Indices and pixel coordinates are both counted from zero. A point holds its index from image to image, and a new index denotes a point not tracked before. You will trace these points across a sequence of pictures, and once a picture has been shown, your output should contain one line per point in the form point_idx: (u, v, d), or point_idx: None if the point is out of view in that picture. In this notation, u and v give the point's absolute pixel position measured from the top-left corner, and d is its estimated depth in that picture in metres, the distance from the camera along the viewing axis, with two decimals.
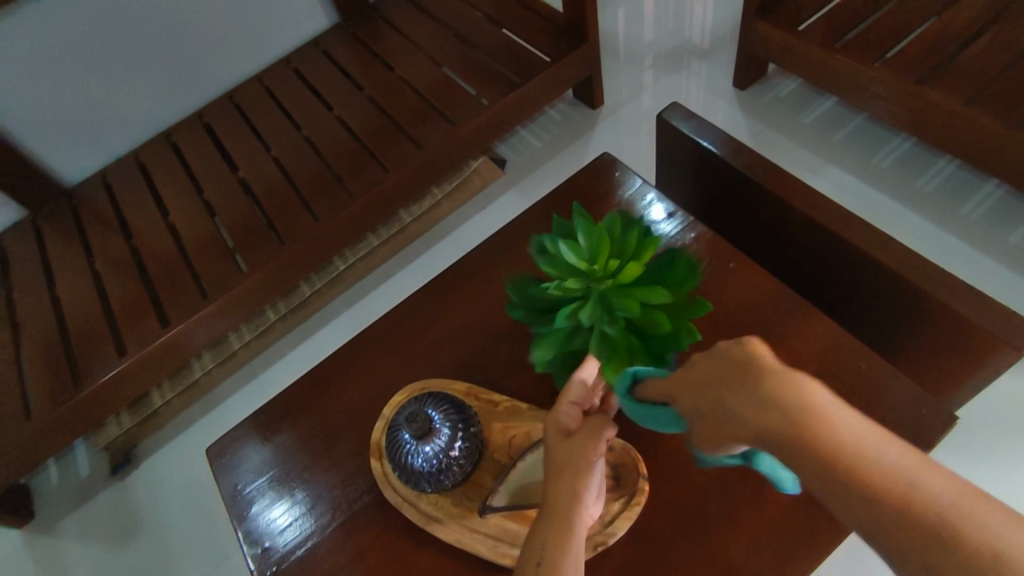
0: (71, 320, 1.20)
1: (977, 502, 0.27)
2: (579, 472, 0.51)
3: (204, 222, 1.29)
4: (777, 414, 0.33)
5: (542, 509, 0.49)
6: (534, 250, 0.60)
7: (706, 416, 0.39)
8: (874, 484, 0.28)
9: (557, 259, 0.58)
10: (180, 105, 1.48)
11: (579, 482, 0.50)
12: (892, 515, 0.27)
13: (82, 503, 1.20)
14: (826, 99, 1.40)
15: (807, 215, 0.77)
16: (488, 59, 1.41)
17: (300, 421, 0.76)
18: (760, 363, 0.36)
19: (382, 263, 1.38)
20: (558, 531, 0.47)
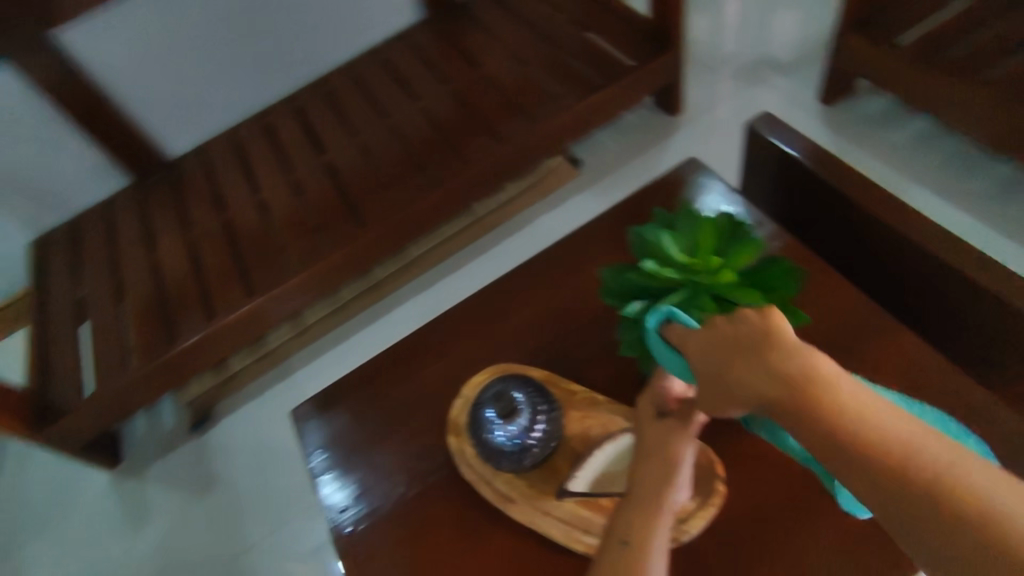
0: (168, 283, 1.29)
1: (940, 452, 0.41)
2: (666, 461, 0.57)
3: (292, 200, 1.36)
4: (821, 405, 0.43)
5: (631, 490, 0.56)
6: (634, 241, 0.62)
7: (717, 388, 0.48)
8: (877, 447, 0.41)
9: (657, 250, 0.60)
10: (275, 89, 1.56)
11: (668, 469, 0.56)
12: (890, 468, 0.40)
13: (164, 454, 1.29)
14: (922, 117, 1.35)
15: (903, 232, 0.75)
16: (572, 60, 1.43)
17: (380, 392, 0.79)
18: (783, 348, 0.45)
19: (454, 253, 1.42)
20: (646, 515, 0.54)
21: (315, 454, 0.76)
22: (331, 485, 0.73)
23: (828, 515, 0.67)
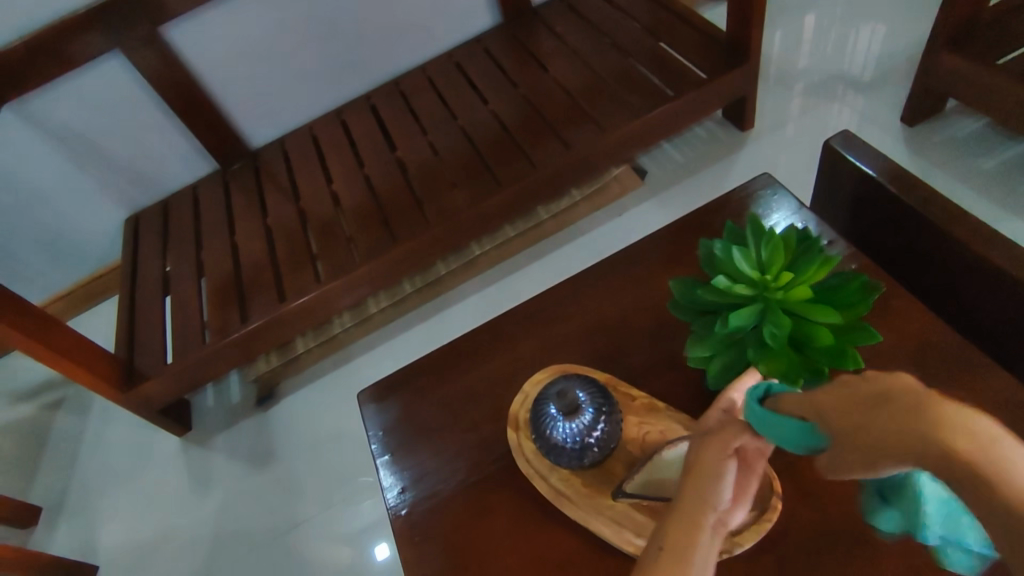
0: (245, 264, 1.36)
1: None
2: (710, 474, 0.51)
3: (363, 193, 1.41)
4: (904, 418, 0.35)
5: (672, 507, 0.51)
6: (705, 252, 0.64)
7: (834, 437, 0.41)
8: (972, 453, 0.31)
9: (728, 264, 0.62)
10: (353, 87, 1.64)
11: (711, 481, 0.51)
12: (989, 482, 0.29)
13: (229, 425, 1.37)
14: (1016, 143, 1.28)
15: (991, 260, 0.72)
16: (642, 70, 1.43)
17: (441, 382, 0.82)
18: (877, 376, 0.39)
19: (514, 254, 1.45)
20: (688, 528, 0.48)
21: (377, 435, 0.79)
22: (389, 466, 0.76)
23: (893, 545, 0.64)
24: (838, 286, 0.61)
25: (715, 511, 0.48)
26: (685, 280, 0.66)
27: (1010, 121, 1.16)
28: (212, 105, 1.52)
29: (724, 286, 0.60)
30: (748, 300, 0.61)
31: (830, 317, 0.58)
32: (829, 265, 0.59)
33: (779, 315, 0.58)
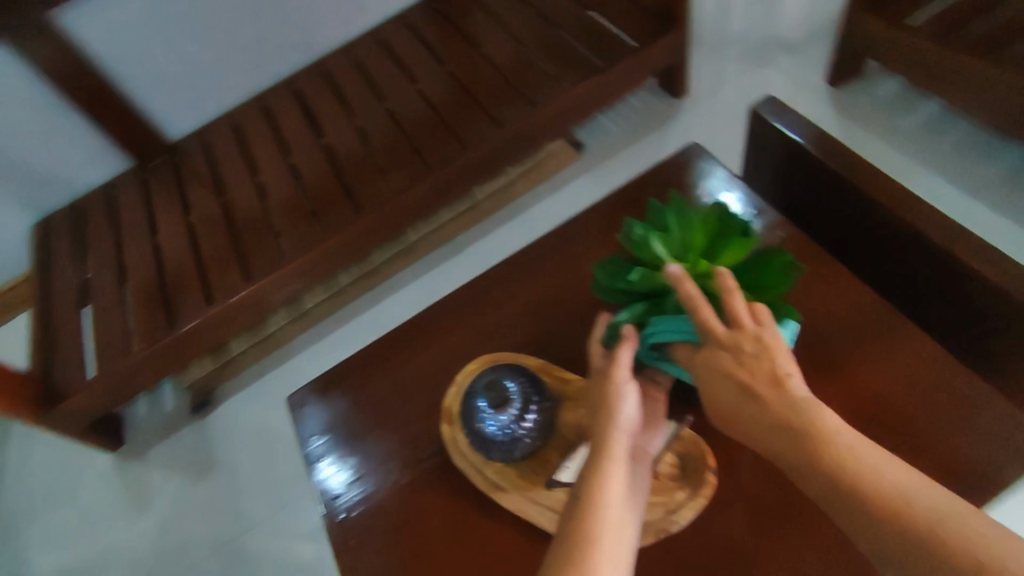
0: (168, 266, 1.29)
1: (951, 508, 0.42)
2: (610, 403, 0.57)
3: (290, 184, 1.35)
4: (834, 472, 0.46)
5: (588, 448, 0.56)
6: (625, 236, 0.62)
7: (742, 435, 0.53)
8: (902, 516, 0.43)
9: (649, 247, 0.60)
10: (273, 71, 1.54)
11: (609, 412, 0.56)
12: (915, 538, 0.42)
13: (166, 436, 1.30)
14: (931, 101, 1.31)
15: (906, 221, 0.73)
16: (574, 42, 1.40)
17: (370, 380, 0.79)
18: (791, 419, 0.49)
19: (453, 238, 1.41)
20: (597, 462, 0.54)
21: (311, 438, 0.76)
22: (325, 470, 0.74)
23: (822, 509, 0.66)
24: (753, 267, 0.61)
25: (621, 434, 0.55)
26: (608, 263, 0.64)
27: (925, 82, 1.19)
28: (118, 97, 1.41)
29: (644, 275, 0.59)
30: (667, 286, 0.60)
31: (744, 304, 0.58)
32: (745, 248, 0.59)
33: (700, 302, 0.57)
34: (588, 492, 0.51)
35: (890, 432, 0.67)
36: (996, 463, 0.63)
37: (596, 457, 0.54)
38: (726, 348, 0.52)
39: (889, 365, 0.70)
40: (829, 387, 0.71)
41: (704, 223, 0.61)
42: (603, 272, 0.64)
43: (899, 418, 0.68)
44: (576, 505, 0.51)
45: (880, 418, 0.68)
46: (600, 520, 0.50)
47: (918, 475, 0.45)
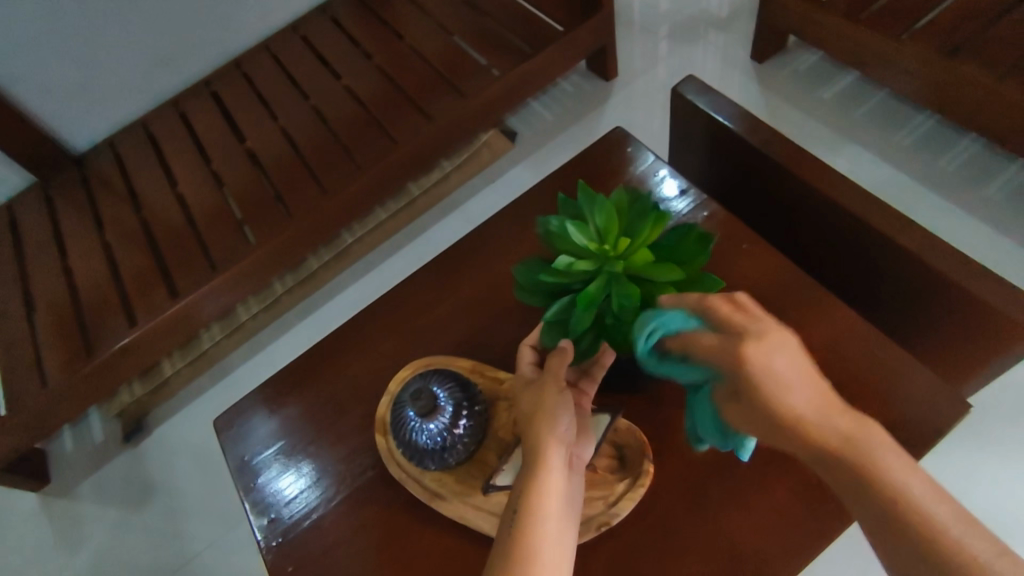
0: (84, 288, 1.21)
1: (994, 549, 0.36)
2: (547, 414, 0.56)
3: (212, 193, 1.28)
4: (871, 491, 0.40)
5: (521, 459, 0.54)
6: (540, 232, 0.59)
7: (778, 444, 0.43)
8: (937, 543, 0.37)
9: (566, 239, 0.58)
10: (186, 73, 1.46)
11: (546, 423, 0.55)
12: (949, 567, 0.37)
13: (97, 468, 1.23)
14: (849, 73, 1.35)
15: (824, 196, 0.74)
16: (500, 29, 1.37)
17: (305, 394, 0.80)
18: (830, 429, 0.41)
19: (390, 237, 1.37)
20: (533, 469, 0.52)
21: (260, 453, 0.77)
22: (281, 483, 0.74)
23: (756, 490, 0.67)
24: (675, 240, 0.58)
25: (558, 444, 0.54)
26: (528, 264, 0.62)
27: (841, 55, 1.22)
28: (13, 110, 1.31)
29: (564, 266, 0.57)
30: (591, 274, 0.57)
31: (673, 274, 0.54)
32: (662, 220, 0.57)
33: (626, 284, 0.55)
34: (528, 506, 0.50)
35: None
36: (917, 427, 0.66)
37: (531, 463, 0.53)
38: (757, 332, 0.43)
39: (814, 338, 0.72)
40: None
41: (618, 204, 0.59)
42: (525, 273, 0.62)
43: None
44: (513, 518, 0.50)
45: None
46: (539, 531, 0.48)
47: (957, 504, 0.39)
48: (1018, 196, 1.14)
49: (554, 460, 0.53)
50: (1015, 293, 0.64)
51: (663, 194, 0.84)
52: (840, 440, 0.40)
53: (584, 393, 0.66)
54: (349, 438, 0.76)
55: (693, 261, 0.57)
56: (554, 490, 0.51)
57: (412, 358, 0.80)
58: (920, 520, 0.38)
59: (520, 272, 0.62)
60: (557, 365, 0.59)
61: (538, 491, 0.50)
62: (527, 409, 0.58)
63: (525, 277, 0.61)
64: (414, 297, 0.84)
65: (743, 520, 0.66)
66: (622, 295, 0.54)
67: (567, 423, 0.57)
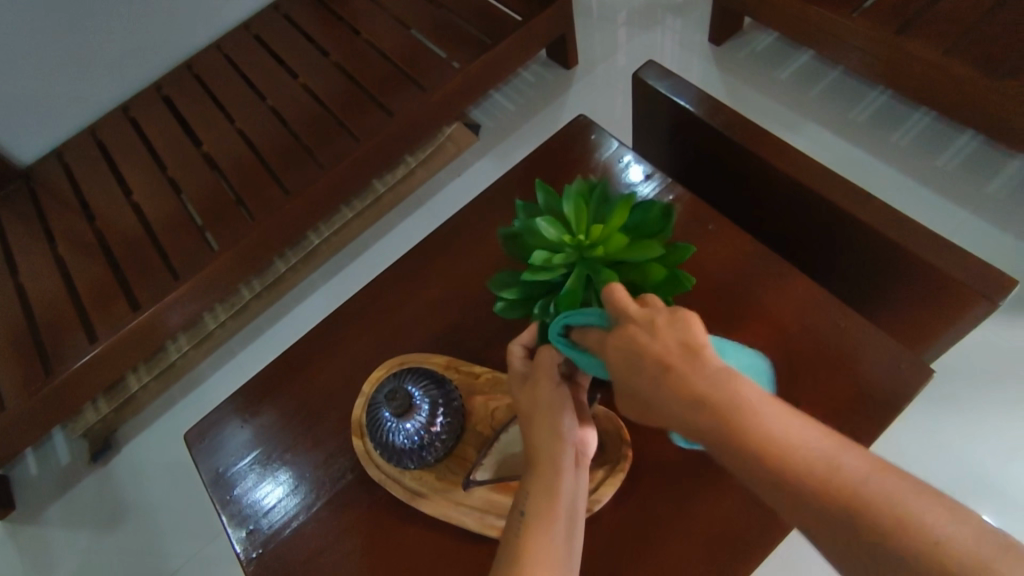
0: (39, 306, 1.16)
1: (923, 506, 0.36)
2: (548, 415, 0.54)
3: (169, 200, 1.24)
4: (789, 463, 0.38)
5: (527, 462, 0.54)
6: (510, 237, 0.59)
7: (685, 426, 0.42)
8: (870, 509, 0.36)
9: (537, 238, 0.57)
10: (134, 77, 1.40)
11: (550, 426, 0.54)
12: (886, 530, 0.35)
13: (65, 491, 1.19)
14: (803, 53, 1.37)
15: (786, 174, 0.75)
16: (458, 20, 1.36)
17: (278, 401, 0.78)
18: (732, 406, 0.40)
19: (357, 237, 1.35)
20: (539, 474, 0.52)
21: (236, 463, 0.75)
22: (260, 493, 0.73)
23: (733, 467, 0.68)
24: (645, 219, 0.58)
25: (565, 448, 0.52)
26: (504, 275, 0.61)
27: (795, 35, 1.24)
28: None
29: (541, 261, 0.55)
30: (569, 267, 0.56)
31: (650, 250, 0.54)
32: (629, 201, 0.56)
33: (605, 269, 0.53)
34: (534, 514, 0.50)
35: (789, 379, 0.70)
36: (885, 395, 0.67)
37: (537, 467, 0.53)
38: (637, 323, 0.45)
39: (782, 314, 0.73)
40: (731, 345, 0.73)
41: (583, 195, 0.59)
42: (503, 283, 0.61)
43: (797, 365, 0.70)
44: (519, 524, 0.50)
45: (779, 365, 0.71)
46: (546, 538, 0.49)
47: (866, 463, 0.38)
48: (970, 165, 1.17)
49: (563, 464, 0.52)
50: (969, 260, 0.66)
51: (629, 179, 0.85)
52: (738, 418, 0.40)
53: (580, 388, 0.59)
54: (326, 443, 0.75)
55: (665, 235, 0.57)
56: (562, 495, 0.51)
57: (386, 358, 0.79)
58: (875, 515, 0.36)
59: (498, 283, 0.61)
60: (549, 361, 0.56)
61: (548, 497, 0.51)
62: (528, 409, 0.56)
63: (504, 285, 0.60)
64: (385, 296, 0.83)
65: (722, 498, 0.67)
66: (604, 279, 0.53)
67: (572, 422, 0.55)
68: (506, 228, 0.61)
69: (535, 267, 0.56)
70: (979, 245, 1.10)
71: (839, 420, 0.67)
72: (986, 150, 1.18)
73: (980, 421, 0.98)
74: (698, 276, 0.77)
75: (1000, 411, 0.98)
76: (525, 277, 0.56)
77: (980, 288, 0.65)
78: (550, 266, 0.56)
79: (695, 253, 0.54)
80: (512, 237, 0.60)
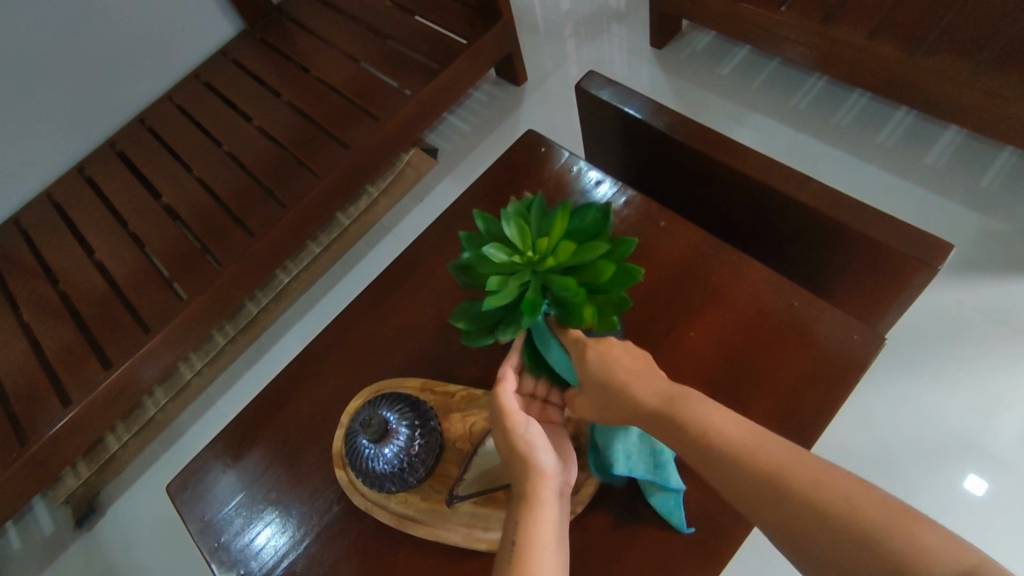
0: (8, 377, 1.14)
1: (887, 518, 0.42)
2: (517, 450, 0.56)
3: (134, 255, 1.23)
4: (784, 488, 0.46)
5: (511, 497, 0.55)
6: (458, 271, 0.62)
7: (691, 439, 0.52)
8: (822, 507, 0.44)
9: (488, 261, 0.59)
10: (87, 137, 1.40)
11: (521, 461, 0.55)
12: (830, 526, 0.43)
13: (52, 560, 1.17)
14: (740, 48, 1.43)
15: (729, 165, 0.78)
16: (406, 49, 1.38)
17: (259, 441, 0.78)
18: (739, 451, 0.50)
19: (327, 270, 1.36)
20: (523, 511, 0.53)
21: (220, 511, 0.75)
22: (248, 537, 0.73)
23: None
24: (582, 223, 0.61)
25: (540, 476, 0.54)
26: (463, 308, 0.63)
27: (733, 33, 1.29)
28: None
29: (498, 285, 0.56)
30: (524, 285, 0.58)
31: (598, 251, 0.56)
32: (564, 211, 0.60)
33: (559, 279, 0.56)
34: (522, 545, 0.50)
35: (753, 359, 0.72)
36: (845, 365, 0.70)
37: (527, 499, 0.53)
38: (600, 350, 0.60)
39: (739, 300, 0.76)
40: (695, 335, 0.75)
41: (521, 214, 0.61)
42: (463, 313, 0.62)
43: (759, 345, 0.73)
44: (513, 551, 0.50)
45: (741, 347, 0.73)
46: (541, 564, 0.49)
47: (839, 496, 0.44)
48: (908, 138, 1.23)
49: (549, 494, 0.53)
50: (908, 229, 0.70)
51: (582, 187, 0.87)
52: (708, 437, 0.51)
53: (552, 405, 0.65)
54: (309, 477, 0.75)
55: (606, 233, 0.60)
56: (550, 524, 0.52)
57: (363, 387, 0.79)
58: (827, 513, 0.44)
59: (459, 316, 0.63)
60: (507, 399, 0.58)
61: (530, 525, 0.51)
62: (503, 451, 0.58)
63: (464, 317, 0.62)
64: (356, 326, 0.84)
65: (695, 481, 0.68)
66: (560, 288, 0.56)
67: (544, 449, 0.56)
68: (455, 261, 0.62)
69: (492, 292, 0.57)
70: (925, 217, 1.14)
71: (804, 394, 0.69)
72: (921, 123, 1.23)
73: (945, 382, 1.02)
74: (658, 273, 0.80)
75: (961, 370, 1.02)
76: (485, 303, 0.56)
77: (921, 256, 0.68)
78: (505, 288, 0.57)
79: (637, 242, 0.57)
80: (462, 269, 0.62)
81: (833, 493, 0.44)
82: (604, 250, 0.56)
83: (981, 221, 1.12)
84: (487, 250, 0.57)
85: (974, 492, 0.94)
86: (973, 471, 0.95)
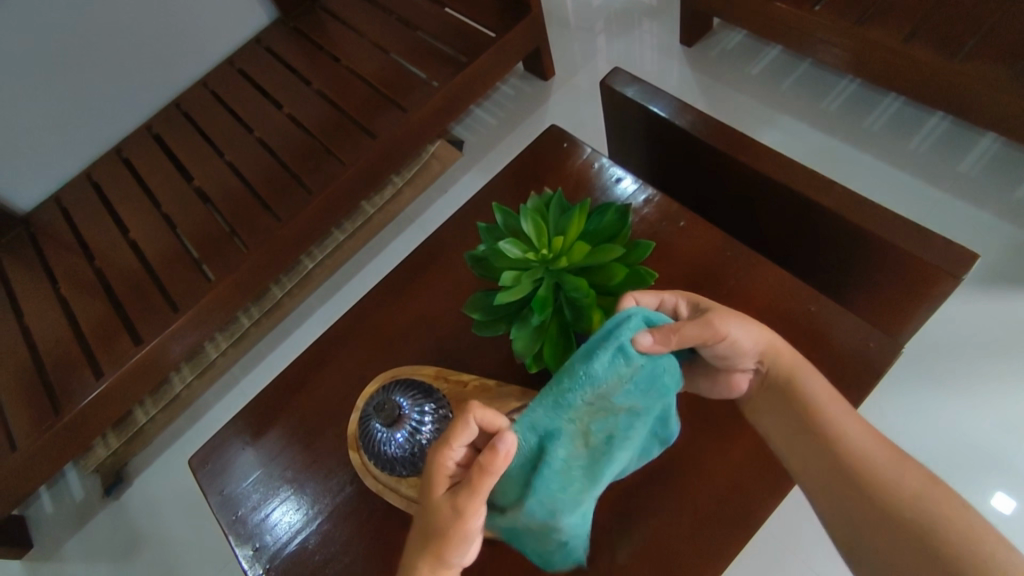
0: (45, 349, 1.19)
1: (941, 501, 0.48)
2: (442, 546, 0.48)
3: (166, 235, 1.27)
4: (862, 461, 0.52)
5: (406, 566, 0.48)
6: (473, 262, 0.63)
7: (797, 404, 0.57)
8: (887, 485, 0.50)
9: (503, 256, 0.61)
10: (126, 120, 1.45)
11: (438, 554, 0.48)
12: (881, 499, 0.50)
13: (82, 525, 1.22)
14: (772, 48, 1.41)
15: (752, 167, 0.78)
16: (435, 41, 1.39)
17: (279, 420, 0.81)
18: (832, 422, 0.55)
19: (350, 257, 1.39)
20: None
21: (237, 486, 0.78)
22: (262, 512, 0.75)
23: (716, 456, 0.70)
24: (600, 224, 0.62)
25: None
26: (477, 297, 0.64)
27: (765, 32, 1.27)
28: None
29: (512, 280, 0.59)
30: (538, 281, 0.60)
31: (611, 254, 0.58)
32: (583, 211, 0.60)
33: (571, 278, 0.58)
34: None
35: None
36: (860, 372, 0.70)
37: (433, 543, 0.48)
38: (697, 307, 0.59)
39: (755, 302, 0.75)
40: None
41: (540, 211, 0.63)
42: (476, 304, 0.64)
43: None
44: None
45: None
46: None
47: (915, 478, 0.50)
48: (942, 145, 1.20)
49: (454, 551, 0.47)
50: (932, 238, 0.68)
51: (603, 184, 0.88)
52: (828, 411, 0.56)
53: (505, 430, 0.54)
54: (325, 458, 0.77)
55: (622, 235, 0.61)
56: None
57: (379, 372, 0.81)
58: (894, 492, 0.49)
59: (474, 306, 0.64)
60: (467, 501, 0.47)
61: None
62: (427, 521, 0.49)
63: (478, 307, 0.63)
64: (375, 313, 0.86)
65: (699, 478, 0.70)
66: (571, 288, 0.58)
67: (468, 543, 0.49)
68: (472, 252, 0.64)
69: (506, 286, 0.59)
70: (954, 226, 1.12)
71: None
72: (957, 130, 1.20)
73: (966, 394, 1.00)
74: (675, 273, 0.80)
75: (985, 383, 1.00)
76: (498, 297, 0.58)
77: (944, 266, 0.67)
78: (519, 283, 0.59)
79: (653, 248, 0.58)
80: (478, 260, 0.63)
81: (913, 491, 0.49)
82: (618, 253, 0.58)
83: (1015, 232, 1.09)
84: (503, 246, 0.58)
85: (990, 508, 0.92)
86: (999, 489, 0.93)
